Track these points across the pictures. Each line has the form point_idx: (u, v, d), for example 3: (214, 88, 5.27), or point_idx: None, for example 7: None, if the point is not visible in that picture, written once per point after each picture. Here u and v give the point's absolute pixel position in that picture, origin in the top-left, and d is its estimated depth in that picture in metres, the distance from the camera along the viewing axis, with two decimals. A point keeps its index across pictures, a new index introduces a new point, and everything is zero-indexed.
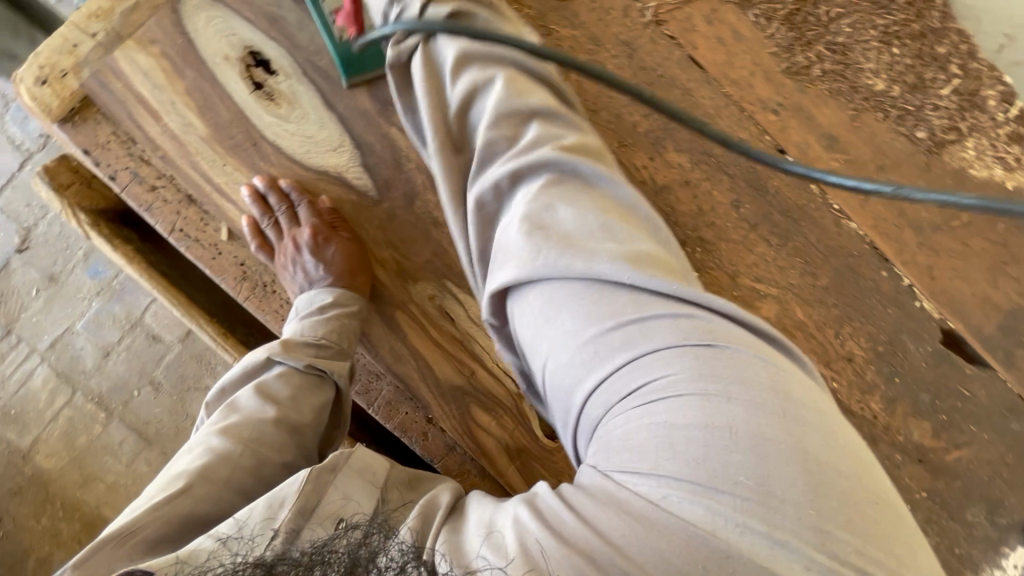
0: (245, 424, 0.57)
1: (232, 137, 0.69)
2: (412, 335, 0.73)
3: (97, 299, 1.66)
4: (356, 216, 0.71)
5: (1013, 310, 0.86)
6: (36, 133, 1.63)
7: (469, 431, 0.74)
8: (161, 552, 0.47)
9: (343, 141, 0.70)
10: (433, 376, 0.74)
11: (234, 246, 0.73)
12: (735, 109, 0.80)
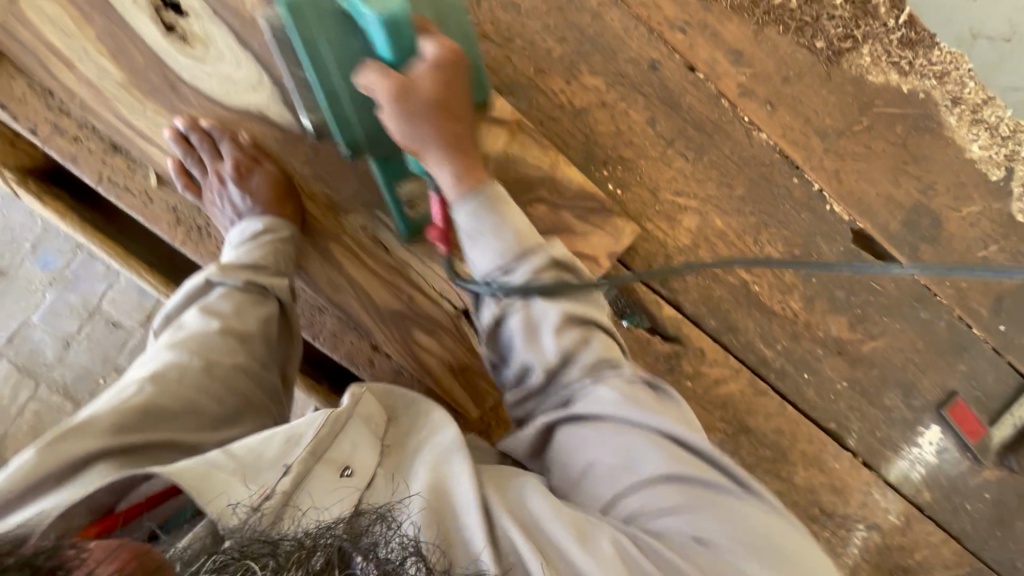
0: (193, 334, 0.64)
1: (149, 81, 0.70)
2: (347, 265, 0.76)
3: (50, 290, 1.64)
4: (281, 152, 0.73)
5: (913, 206, 0.93)
6: None
7: (412, 352, 0.79)
8: (124, 436, 0.56)
9: (260, 78, 0.70)
10: (371, 304, 0.77)
11: (164, 192, 0.75)
12: (645, 30, 0.85)
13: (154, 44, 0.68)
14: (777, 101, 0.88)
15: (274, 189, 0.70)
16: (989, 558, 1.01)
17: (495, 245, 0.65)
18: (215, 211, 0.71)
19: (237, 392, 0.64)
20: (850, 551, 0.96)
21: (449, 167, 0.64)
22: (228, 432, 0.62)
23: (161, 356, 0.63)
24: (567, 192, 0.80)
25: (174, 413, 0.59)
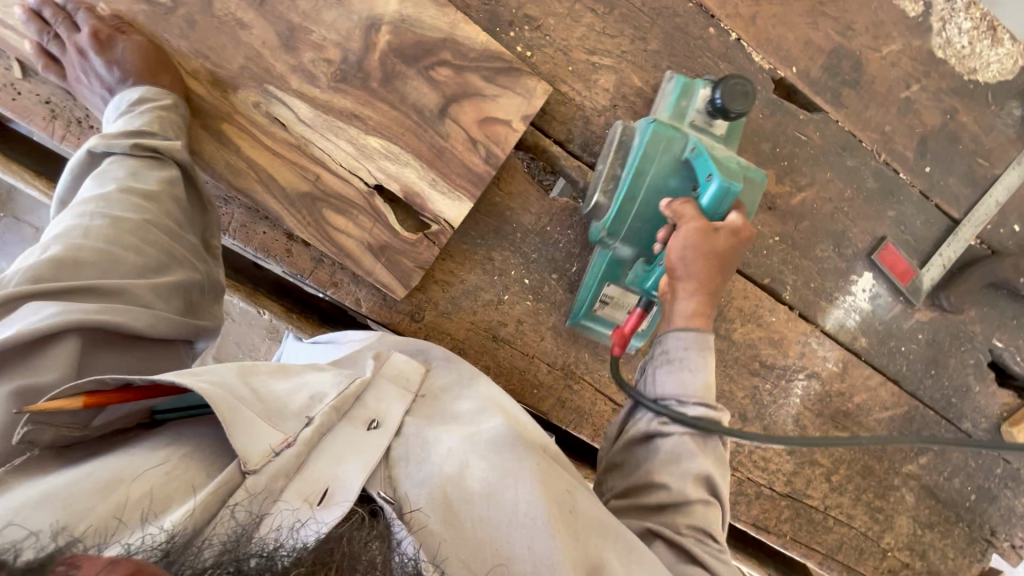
0: (95, 196, 0.60)
1: None
2: (245, 147, 0.73)
3: None
4: (153, 26, 0.68)
5: (832, 49, 0.91)
6: None
7: (327, 236, 0.76)
8: (36, 284, 0.53)
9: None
10: (277, 187, 0.74)
11: (31, 83, 0.69)
12: None
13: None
14: None
15: (145, 61, 0.65)
16: (925, 397, 1.05)
17: (689, 373, 0.70)
18: (86, 91, 0.67)
19: (154, 245, 0.61)
20: (792, 400, 1.00)
21: (686, 298, 0.72)
22: (158, 278, 0.61)
23: (64, 219, 0.59)
24: (471, 52, 0.77)
25: (88, 264, 0.56)
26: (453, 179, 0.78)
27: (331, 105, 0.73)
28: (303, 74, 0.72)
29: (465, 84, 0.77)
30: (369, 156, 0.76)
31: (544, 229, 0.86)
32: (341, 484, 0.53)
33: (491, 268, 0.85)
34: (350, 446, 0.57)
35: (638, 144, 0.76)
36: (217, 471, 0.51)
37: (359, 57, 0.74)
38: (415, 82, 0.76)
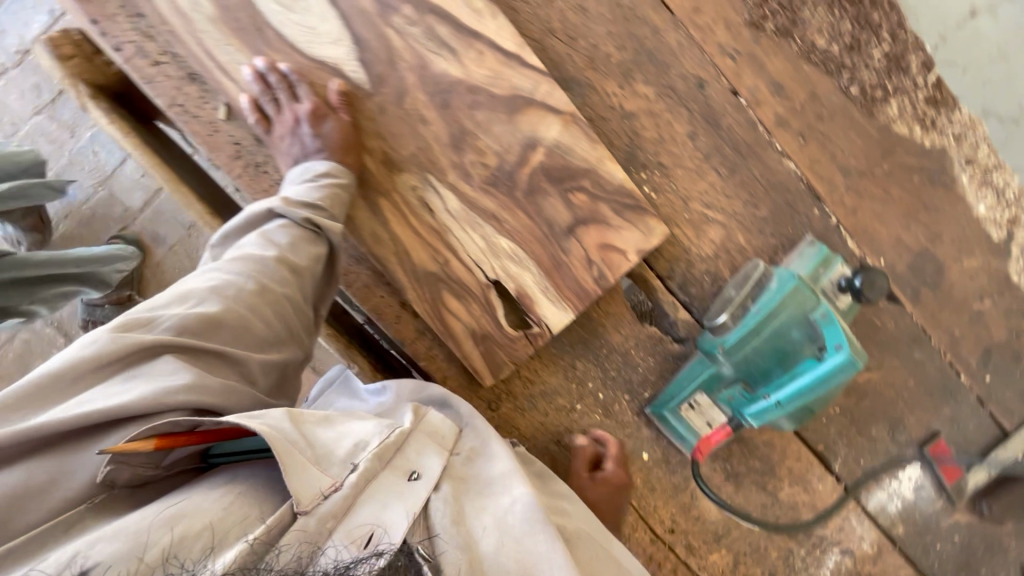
0: (254, 256, 0.71)
1: (238, 20, 0.74)
2: (393, 221, 0.81)
3: (65, 222, 1.64)
4: (350, 105, 0.78)
5: (919, 251, 0.99)
6: (11, 46, 1.57)
7: (439, 314, 0.83)
8: (184, 336, 0.65)
9: (341, 35, 0.76)
10: (411, 262, 0.82)
11: (231, 125, 0.79)
12: (697, 51, 0.90)
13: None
14: (808, 136, 0.94)
15: (339, 139, 0.76)
16: None
17: None
18: (283, 147, 0.78)
19: (281, 319, 0.72)
20: (821, 571, 1.01)
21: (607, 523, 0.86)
22: (269, 354, 0.72)
23: (224, 270, 0.71)
24: (609, 185, 0.84)
25: (227, 327, 0.67)
26: (563, 291, 0.84)
27: (475, 203, 0.81)
28: (460, 172, 0.81)
29: (595, 211, 0.84)
30: (496, 253, 0.83)
31: (628, 351, 0.91)
32: (385, 527, 0.57)
33: (572, 377, 0.90)
34: (390, 492, 0.61)
35: (774, 291, 0.83)
36: (266, 510, 0.57)
37: (511, 168, 0.82)
38: (553, 200, 0.83)
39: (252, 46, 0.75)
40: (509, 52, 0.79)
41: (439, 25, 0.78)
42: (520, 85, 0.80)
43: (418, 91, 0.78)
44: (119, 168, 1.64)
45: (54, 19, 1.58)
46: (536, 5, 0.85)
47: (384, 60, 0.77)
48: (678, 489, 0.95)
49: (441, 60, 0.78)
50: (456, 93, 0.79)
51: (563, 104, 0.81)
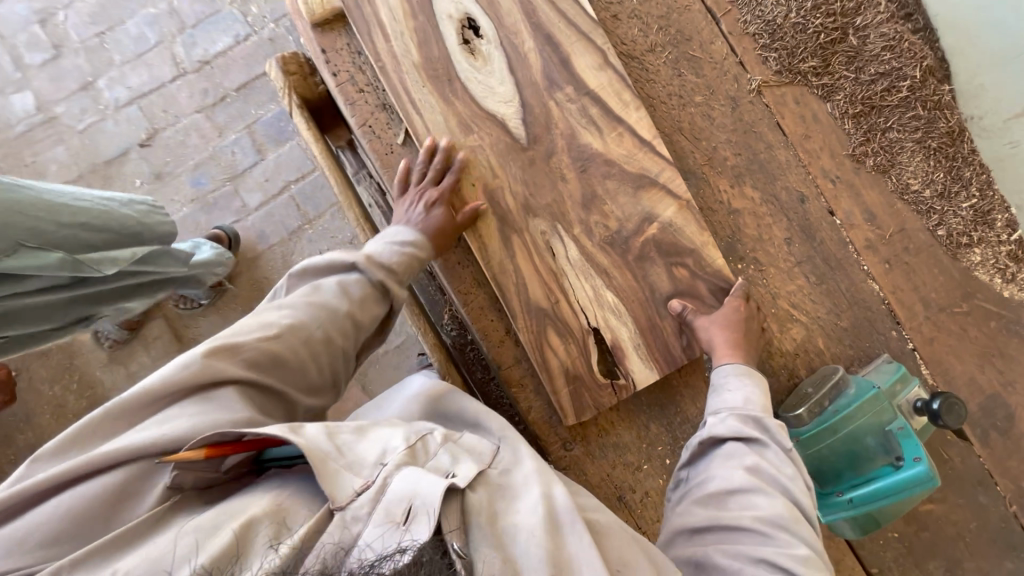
0: (325, 304, 0.79)
1: (436, 71, 0.91)
2: (519, 256, 0.91)
3: (189, 206, 1.84)
4: (506, 153, 0.91)
5: (992, 394, 1.02)
6: (197, 57, 1.86)
7: (540, 346, 0.90)
8: (254, 367, 0.70)
9: (512, 98, 0.91)
10: (526, 294, 0.91)
11: (405, 147, 0.95)
12: (803, 170, 1.02)
13: (449, 45, 0.91)
14: (895, 263, 1.02)
15: (441, 226, 0.89)
16: None
17: None
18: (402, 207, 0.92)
19: (331, 367, 0.79)
20: None
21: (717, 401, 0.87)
22: (312, 397, 0.78)
23: (295, 309, 0.77)
24: (709, 267, 0.93)
25: (289, 364, 0.73)
26: (652, 352, 0.91)
27: (590, 256, 0.91)
28: (583, 227, 0.91)
29: (693, 287, 0.93)
30: (600, 303, 0.91)
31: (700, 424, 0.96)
32: (424, 506, 0.56)
33: (642, 436, 0.94)
34: (420, 477, 0.59)
35: (856, 392, 0.90)
36: (314, 506, 0.58)
37: (627, 234, 0.92)
38: (658, 270, 0.92)
39: (439, 92, 0.91)
40: (645, 138, 0.93)
41: (592, 106, 0.92)
42: (648, 167, 0.93)
43: (563, 155, 0.92)
44: (250, 169, 1.86)
45: (236, 41, 1.87)
46: (671, 106, 1.00)
47: (541, 124, 0.91)
48: None
49: (588, 133, 0.92)
50: (594, 161, 0.92)
51: (682, 190, 0.92)
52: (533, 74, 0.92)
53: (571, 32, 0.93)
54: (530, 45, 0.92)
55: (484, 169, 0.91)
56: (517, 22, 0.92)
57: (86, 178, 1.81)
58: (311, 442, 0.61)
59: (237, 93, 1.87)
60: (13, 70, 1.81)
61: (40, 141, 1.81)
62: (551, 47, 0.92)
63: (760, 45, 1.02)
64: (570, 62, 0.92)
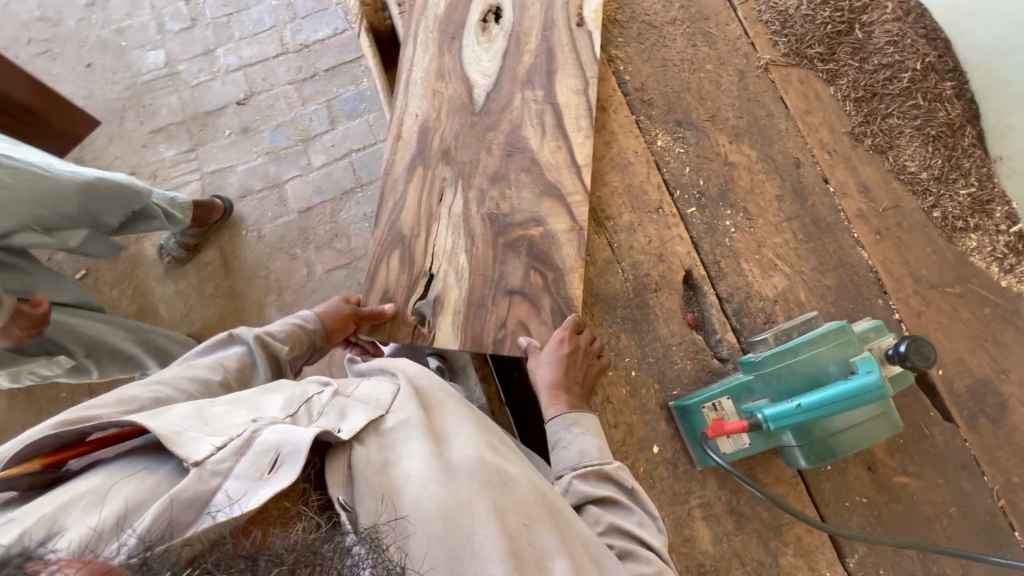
0: (202, 377, 0.89)
1: (449, 29, 1.13)
2: (413, 183, 1.04)
3: (263, 156, 2.10)
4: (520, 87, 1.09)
5: (983, 379, 1.00)
6: (301, 41, 2.20)
7: (376, 263, 1.02)
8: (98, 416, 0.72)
9: (491, 73, 1.09)
10: (394, 218, 1.04)
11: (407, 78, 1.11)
12: (801, 140, 1.10)
13: (470, 20, 1.13)
14: (885, 236, 1.05)
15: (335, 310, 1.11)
16: None
17: None
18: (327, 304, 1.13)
19: None
20: None
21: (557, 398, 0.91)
22: None
23: (165, 382, 0.83)
24: None
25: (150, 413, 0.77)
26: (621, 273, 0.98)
27: (469, 222, 1.01)
28: (478, 196, 1.03)
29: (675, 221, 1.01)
30: (452, 261, 1.01)
31: (671, 346, 0.99)
32: (289, 453, 0.64)
33: (614, 343, 0.99)
34: (294, 429, 0.67)
35: (822, 328, 0.90)
36: (160, 469, 0.64)
37: (510, 218, 1.00)
38: (514, 267, 0.98)
39: (455, 54, 1.11)
40: (577, 160, 1.03)
41: (549, 116, 1.06)
42: (565, 186, 1.02)
43: (502, 133, 1.05)
44: (322, 135, 2.11)
45: (334, 33, 2.20)
46: (682, 69, 1.12)
47: (500, 95, 1.07)
48: (677, 503, 0.93)
49: (530, 131, 1.04)
50: (520, 154, 1.04)
51: (578, 216, 0.99)
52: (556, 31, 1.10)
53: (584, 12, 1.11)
54: (544, 20, 1.11)
55: (440, 109, 1.08)
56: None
57: (188, 123, 2.12)
58: (167, 425, 0.66)
59: (325, 73, 2.17)
60: (156, 32, 2.20)
61: (159, 88, 2.15)
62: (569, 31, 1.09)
63: (771, 31, 1.14)
64: (560, 69, 1.08)
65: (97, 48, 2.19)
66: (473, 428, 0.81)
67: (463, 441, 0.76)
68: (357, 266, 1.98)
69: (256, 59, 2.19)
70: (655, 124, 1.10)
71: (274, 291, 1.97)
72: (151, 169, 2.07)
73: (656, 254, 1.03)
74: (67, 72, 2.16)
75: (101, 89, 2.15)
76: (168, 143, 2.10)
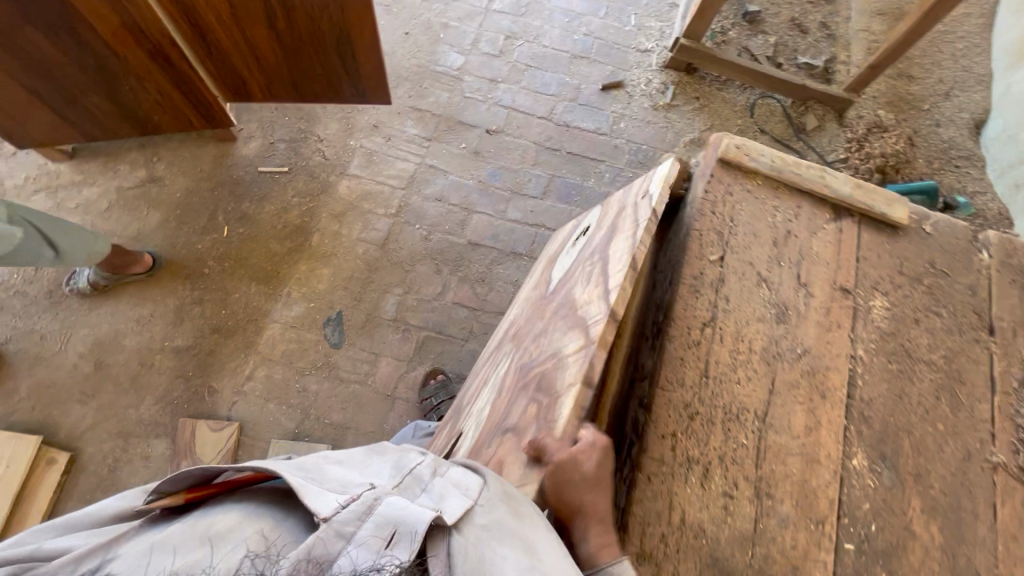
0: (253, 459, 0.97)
1: (734, 240, 1.15)
2: (497, 359, 1.44)
3: (475, 181, 2.24)
4: (763, 332, 1.09)
5: None
6: (567, 120, 2.39)
7: (456, 418, 1.44)
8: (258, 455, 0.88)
9: (564, 268, 1.39)
10: (474, 387, 1.49)
11: (517, 303, 1.65)
12: (994, 561, 0.99)
13: (567, 245, 1.52)
14: None
15: None
16: None
17: None
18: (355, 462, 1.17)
19: None
20: None
21: (595, 537, 0.87)
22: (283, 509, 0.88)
23: None
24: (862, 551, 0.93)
25: None
26: (698, 516, 0.96)
27: (505, 379, 1.23)
28: (521, 354, 1.23)
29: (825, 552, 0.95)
30: (478, 416, 1.23)
31: None
32: (406, 534, 0.65)
33: None
34: (411, 513, 0.68)
35: None
36: (262, 528, 0.67)
37: (535, 363, 1.10)
38: (519, 406, 1.04)
39: (552, 270, 1.50)
40: (779, 426, 1.03)
41: (766, 371, 1.06)
42: (591, 312, 1.02)
43: (725, 355, 1.06)
44: (529, 197, 2.23)
45: (594, 131, 2.38)
46: (916, 413, 1.07)
47: (566, 281, 1.28)
48: None
49: (575, 286, 1.18)
50: (563, 307, 1.18)
51: (595, 334, 0.95)
52: (816, 310, 1.12)
53: (847, 308, 1.13)
54: (615, 205, 1.32)
55: (686, 298, 1.09)
56: (832, 276, 1.15)
57: (440, 119, 2.32)
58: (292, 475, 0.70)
59: (566, 155, 2.33)
60: (468, 42, 2.48)
61: (440, 81, 2.39)
62: (824, 315, 1.12)
63: (1019, 436, 1.08)
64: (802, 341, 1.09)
65: (421, 25, 2.50)
66: (563, 558, 0.75)
67: (552, 563, 0.72)
68: (480, 316, 2.03)
69: (524, 108, 2.39)
70: (860, 443, 1.04)
71: (403, 287, 2.04)
72: (388, 132, 2.27)
73: (793, 562, 0.95)
74: (388, 28, 2.48)
75: (401, 55, 2.43)
76: (415, 123, 2.30)
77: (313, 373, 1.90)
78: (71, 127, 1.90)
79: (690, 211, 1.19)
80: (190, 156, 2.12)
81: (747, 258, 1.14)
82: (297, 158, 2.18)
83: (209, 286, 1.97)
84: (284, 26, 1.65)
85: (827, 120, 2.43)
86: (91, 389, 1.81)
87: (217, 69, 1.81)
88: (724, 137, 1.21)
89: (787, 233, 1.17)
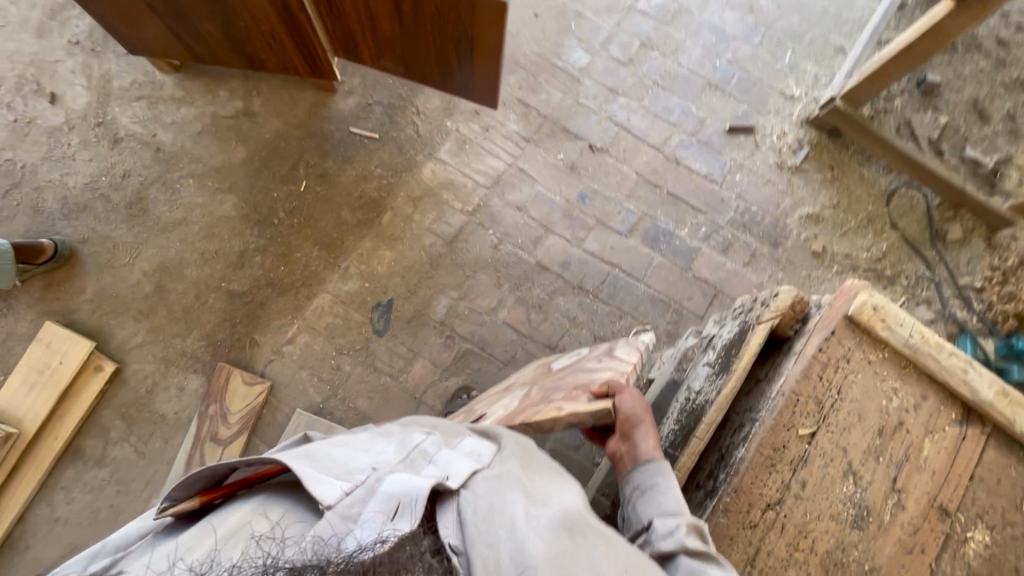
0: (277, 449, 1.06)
1: (832, 417, 1.00)
2: (499, 393, 1.53)
3: (562, 198, 2.09)
4: (831, 534, 0.95)
5: None
6: (679, 156, 2.17)
7: (461, 413, 1.54)
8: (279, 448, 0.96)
9: (573, 356, 1.48)
10: (472, 405, 1.58)
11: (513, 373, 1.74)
12: None
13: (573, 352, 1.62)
14: None
15: None
16: None
17: None
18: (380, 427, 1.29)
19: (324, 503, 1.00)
20: None
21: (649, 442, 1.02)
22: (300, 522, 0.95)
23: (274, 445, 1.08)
24: None
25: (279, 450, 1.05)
26: None
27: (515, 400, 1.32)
28: (532, 391, 1.33)
29: None
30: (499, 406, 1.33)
31: None
32: (407, 502, 0.74)
33: None
34: (407, 485, 0.76)
35: None
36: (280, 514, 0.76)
37: (562, 384, 1.22)
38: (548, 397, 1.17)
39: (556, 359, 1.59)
40: None
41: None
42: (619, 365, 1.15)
43: (779, 548, 0.94)
44: (614, 231, 2.07)
45: (705, 175, 2.16)
46: None
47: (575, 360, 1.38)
48: None
49: (591, 361, 1.29)
50: (577, 370, 1.28)
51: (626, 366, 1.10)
52: (901, 526, 0.97)
53: (940, 534, 0.97)
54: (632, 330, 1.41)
55: (755, 469, 0.97)
56: (935, 490, 0.99)
57: (545, 121, 2.15)
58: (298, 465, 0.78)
59: (666, 194, 2.13)
60: (599, 41, 2.25)
61: (556, 79, 2.20)
62: (909, 534, 0.96)
63: None
64: (874, 557, 0.95)
65: (554, 9, 2.28)
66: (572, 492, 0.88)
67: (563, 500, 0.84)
68: (527, 344, 1.94)
69: (637, 130, 2.18)
70: None
71: (458, 292, 1.97)
72: (488, 122, 2.13)
73: None
74: (519, 4, 2.28)
75: (524, 38, 2.24)
76: (518, 119, 2.15)
77: (350, 354, 1.89)
78: (181, 45, 1.87)
79: (792, 368, 1.03)
80: (288, 99, 2.07)
81: (842, 441, 0.99)
82: (390, 126, 2.09)
83: (274, 237, 1.96)
84: (409, 8, 1.53)
85: (975, 235, 2.10)
86: (147, 309, 1.88)
87: (332, 26, 1.72)
88: (859, 294, 1.04)
89: (897, 423, 1.01)
